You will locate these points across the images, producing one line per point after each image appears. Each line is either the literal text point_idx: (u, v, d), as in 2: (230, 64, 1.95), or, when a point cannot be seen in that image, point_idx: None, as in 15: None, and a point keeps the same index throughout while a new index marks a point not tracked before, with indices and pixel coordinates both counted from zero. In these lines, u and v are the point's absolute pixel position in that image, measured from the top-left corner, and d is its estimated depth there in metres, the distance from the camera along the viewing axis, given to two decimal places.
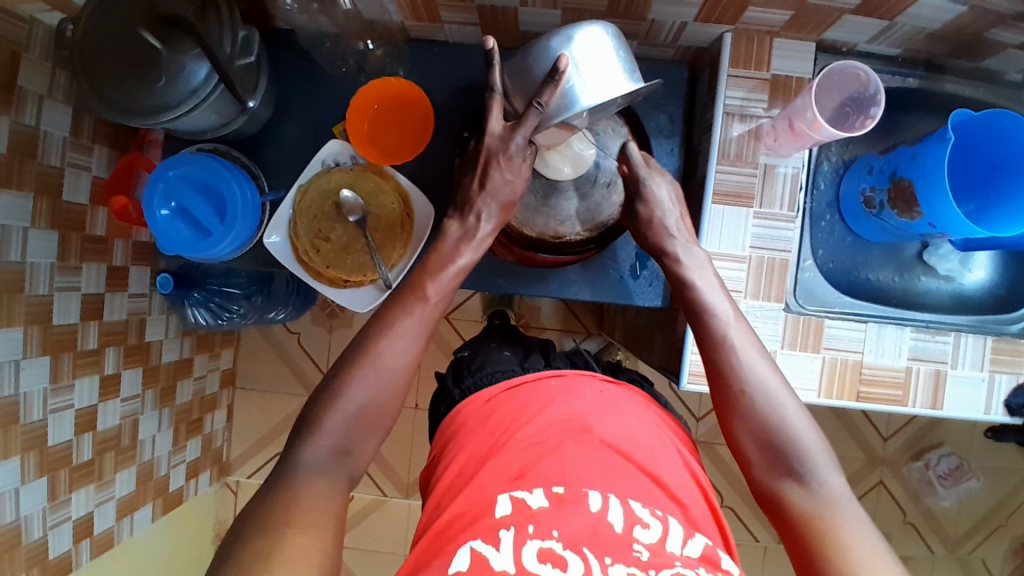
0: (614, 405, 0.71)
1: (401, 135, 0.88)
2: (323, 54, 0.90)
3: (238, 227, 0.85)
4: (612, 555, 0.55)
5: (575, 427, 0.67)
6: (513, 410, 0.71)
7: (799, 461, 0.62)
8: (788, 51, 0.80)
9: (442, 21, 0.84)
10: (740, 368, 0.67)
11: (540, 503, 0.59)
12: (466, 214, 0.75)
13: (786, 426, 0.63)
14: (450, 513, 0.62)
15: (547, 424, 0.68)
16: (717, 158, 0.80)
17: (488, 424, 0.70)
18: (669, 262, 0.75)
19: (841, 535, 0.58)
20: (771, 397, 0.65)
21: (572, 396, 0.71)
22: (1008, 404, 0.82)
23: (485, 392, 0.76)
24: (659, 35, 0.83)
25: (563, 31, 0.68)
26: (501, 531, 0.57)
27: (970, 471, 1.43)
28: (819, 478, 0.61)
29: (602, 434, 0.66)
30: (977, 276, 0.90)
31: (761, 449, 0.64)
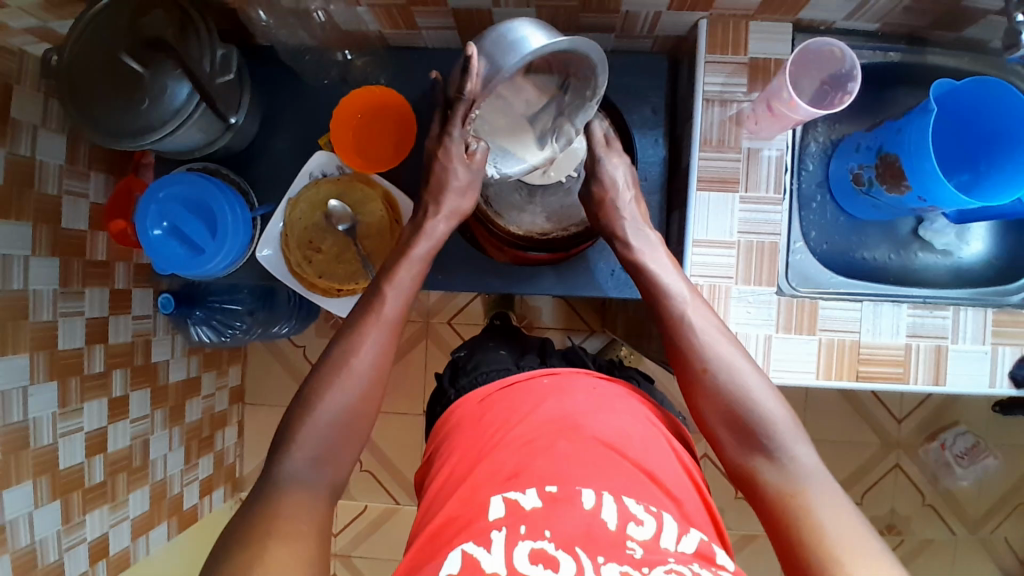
0: (606, 401, 0.71)
1: (385, 142, 0.89)
2: (305, 67, 0.91)
3: (230, 242, 0.86)
4: (605, 554, 0.56)
5: (567, 425, 0.67)
6: (505, 410, 0.70)
7: (765, 433, 0.62)
8: (765, 33, 0.79)
9: (419, 26, 0.85)
10: (700, 347, 0.66)
11: (534, 503, 0.59)
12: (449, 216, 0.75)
13: (751, 401, 0.63)
14: (444, 514, 0.62)
15: (539, 423, 0.67)
16: (699, 144, 0.80)
17: (479, 426, 0.70)
18: (623, 250, 0.75)
19: (815, 508, 0.57)
20: (733, 374, 0.64)
21: (566, 395, 0.71)
22: (1013, 375, 0.81)
23: (479, 391, 0.76)
24: (635, 26, 0.83)
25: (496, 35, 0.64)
26: (494, 532, 0.57)
27: (987, 449, 1.41)
28: (788, 452, 0.61)
29: (595, 431, 0.66)
30: (975, 248, 0.89)
31: (727, 426, 0.63)
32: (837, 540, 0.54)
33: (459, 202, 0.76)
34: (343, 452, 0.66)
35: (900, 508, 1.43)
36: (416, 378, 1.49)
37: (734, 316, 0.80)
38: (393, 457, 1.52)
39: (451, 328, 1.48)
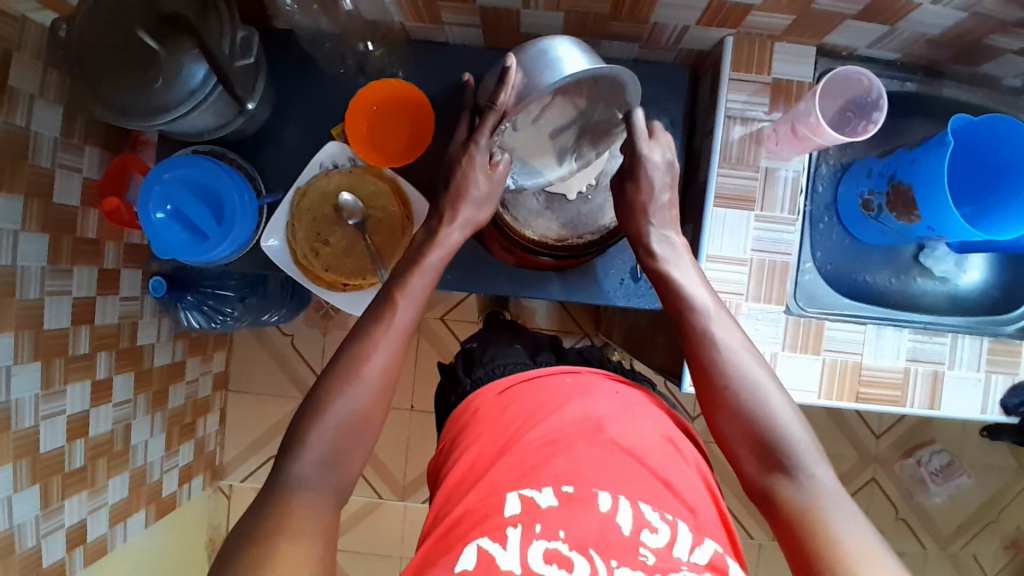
0: (629, 405, 0.72)
1: (399, 137, 0.87)
2: (323, 56, 0.89)
3: (236, 231, 0.84)
4: (618, 558, 0.57)
5: (589, 426, 0.67)
6: (530, 404, 0.71)
7: (786, 453, 0.63)
8: (790, 55, 0.80)
9: (444, 22, 0.83)
10: (723, 364, 0.67)
11: (550, 502, 0.60)
12: (460, 213, 0.74)
13: (772, 419, 0.64)
14: (462, 508, 0.62)
15: (561, 424, 0.67)
16: (719, 161, 0.80)
17: (502, 419, 0.70)
18: (647, 258, 0.75)
19: (832, 525, 0.58)
20: (754, 390, 0.66)
21: (590, 397, 0.71)
22: (1004, 404, 0.83)
23: (499, 383, 0.76)
24: (661, 38, 0.83)
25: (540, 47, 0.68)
26: (509, 529, 0.58)
27: (961, 468, 1.46)
28: (808, 471, 0.62)
29: (614, 434, 0.66)
30: (972, 277, 0.91)
31: (749, 443, 0.65)
32: (852, 554, 0.56)
33: (473, 211, 0.75)
34: (352, 452, 0.65)
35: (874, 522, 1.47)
36: (407, 373, 1.48)
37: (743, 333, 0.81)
38: (379, 452, 1.50)
39: (444, 324, 1.47)
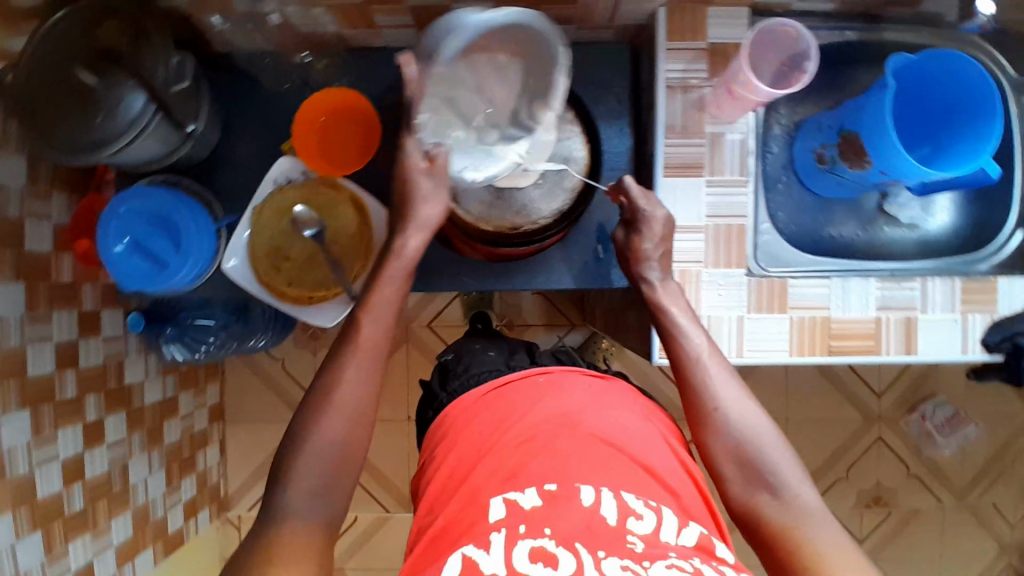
0: (602, 397, 0.71)
1: (347, 145, 0.87)
2: (263, 72, 0.89)
3: (195, 255, 0.85)
4: (606, 548, 0.55)
5: (566, 422, 0.67)
6: (502, 409, 0.71)
7: (771, 473, 0.64)
8: (723, 18, 0.80)
9: (378, 27, 0.84)
10: (714, 388, 0.68)
11: (533, 502, 0.59)
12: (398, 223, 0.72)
13: (760, 441, 0.65)
14: (444, 518, 0.62)
15: (537, 420, 0.68)
16: (664, 131, 0.80)
17: (476, 425, 0.70)
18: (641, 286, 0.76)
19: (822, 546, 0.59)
20: (744, 417, 0.66)
21: (561, 392, 0.71)
22: (984, 342, 0.83)
23: (473, 390, 0.76)
24: (595, 17, 0.83)
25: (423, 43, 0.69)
26: (493, 534, 0.57)
27: (967, 418, 1.44)
28: (793, 491, 0.63)
29: (593, 427, 0.67)
30: (941, 220, 0.91)
31: (736, 465, 0.65)
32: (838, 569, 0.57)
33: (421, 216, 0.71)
34: (324, 465, 0.65)
35: (885, 481, 1.48)
36: (401, 385, 1.48)
37: (706, 300, 0.81)
38: (382, 465, 1.50)
39: (431, 331, 1.47)
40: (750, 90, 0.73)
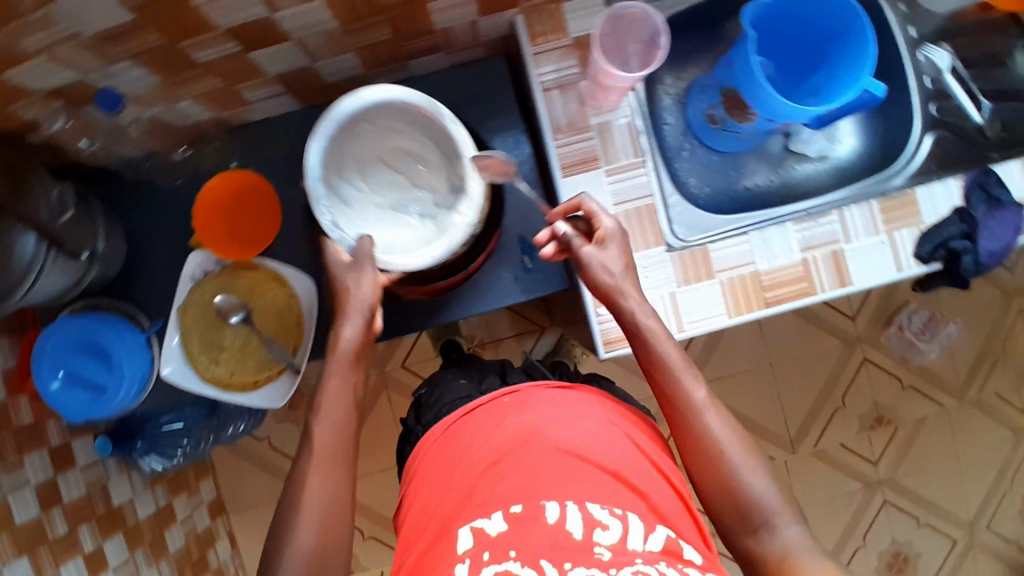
0: (567, 409, 0.71)
1: (252, 222, 0.87)
2: (154, 174, 0.88)
3: (131, 371, 0.85)
4: (572, 560, 0.55)
5: (529, 438, 0.67)
6: (467, 440, 0.71)
7: (760, 516, 0.63)
8: (579, 10, 0.79)
9: (250, 102, 0.84)
10: (702, 426, 0.67)
11: (499, 528, 0.60)
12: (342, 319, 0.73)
13: (750, 481, 0.64)
14: (417, 556, 0.64)
15: (500, 443, 0.68)
16: (552, 134, 0.80)
17: (446, 460, 0.70)
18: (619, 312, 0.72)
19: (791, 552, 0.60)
20: (733, 457, 0.65)
21: (527, 410, 0.71)
22: (918, 255, 0.82)
23: (443, 420, 0.76)
24: (459, 40, 0.84)
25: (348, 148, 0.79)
26: (458, 566, 0.57)
27: (945, 318, 1.48)
28: (785, 533, 0.62)
29: (556, 441, 0.67)
30: (848, 144, 0.92)
31: (727, 506, 0.65)
32: None
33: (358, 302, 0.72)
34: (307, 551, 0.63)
35: (882, 399, 1.50)
36: (391, 432, 1.47)
37: None
38: None
39: (405, 371, 1.46)
40: (612, 82, 0.75)
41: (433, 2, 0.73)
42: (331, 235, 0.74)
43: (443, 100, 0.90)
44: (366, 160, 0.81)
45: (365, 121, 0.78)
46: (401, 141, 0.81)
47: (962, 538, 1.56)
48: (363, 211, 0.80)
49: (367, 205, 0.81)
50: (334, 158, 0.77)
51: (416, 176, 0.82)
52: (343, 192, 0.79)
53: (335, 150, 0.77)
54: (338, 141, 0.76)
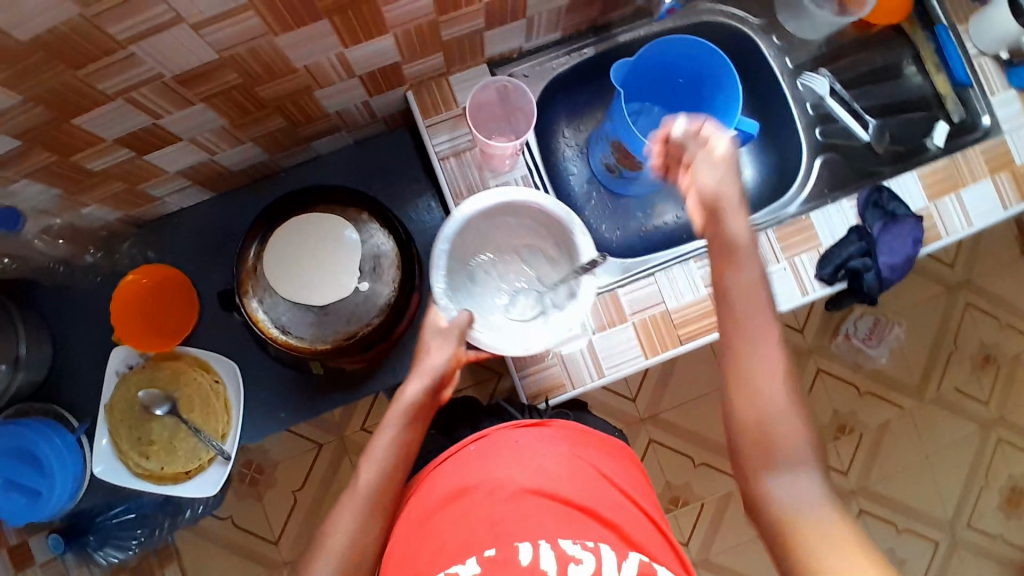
0: (532, 447, 0.70)
1: (170, 314, 0.89)
2: (74, 276, 0.90)
3: (62, 472, 0.86)
4: None
5: (498, 483, 0.66)
6: (439, 489, 0.68)
7: (798, 534, 0.54)
8: (467, 81, 0.83)
9: (158, 197, 0.86)
10: (765, 438, 0.59)
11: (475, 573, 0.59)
12: (413, 376, 0.72)
13: (792, 494, 0.56)
14: None
15: (470, 488, 0.66)
16: (453, 200, 0.82)
17: (422, 513, 0.66)
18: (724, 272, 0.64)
19: (806, 538, 0.54)
20: (785, 464, 0.58)
21: (494, 457, 0.69)
22: (821, 278, 0.84)
23: (416, 477, 0.73)
24: (357, 119, 0.87)
25: (269, 255, 0.82)
26: None
27: (890, 322, 1.51)
28: (833, 555, 0.52)
29: (525, 481, 0.66)
30: (747, 175, 0.95)
31: (776, 531, 0.56)
32: None
33: (432, 360, 0.72)
34: None
35: (841, 407, 1.51)
36: None
37: None
38: None
39: None
40: (491, 151, 0.79)
41: (319, 90, 0.76)
42: (439, 302, 0.75)
43: (352, 174, 0.93)
44: (512, 239, 0.84)
45: (512, 215, 0.80)
46: (532, 239, 0.83)
47: (944, 540, 1.54)
48: (487, 299, 0.83)
49: (494, 293, 0.84)
50: (466, 242, 0.81)
51: (541, 267, 0.84)
52: (475, 270, 0.84)
53: (466, 236, 0.80)
54: (282, 237, 0.82)
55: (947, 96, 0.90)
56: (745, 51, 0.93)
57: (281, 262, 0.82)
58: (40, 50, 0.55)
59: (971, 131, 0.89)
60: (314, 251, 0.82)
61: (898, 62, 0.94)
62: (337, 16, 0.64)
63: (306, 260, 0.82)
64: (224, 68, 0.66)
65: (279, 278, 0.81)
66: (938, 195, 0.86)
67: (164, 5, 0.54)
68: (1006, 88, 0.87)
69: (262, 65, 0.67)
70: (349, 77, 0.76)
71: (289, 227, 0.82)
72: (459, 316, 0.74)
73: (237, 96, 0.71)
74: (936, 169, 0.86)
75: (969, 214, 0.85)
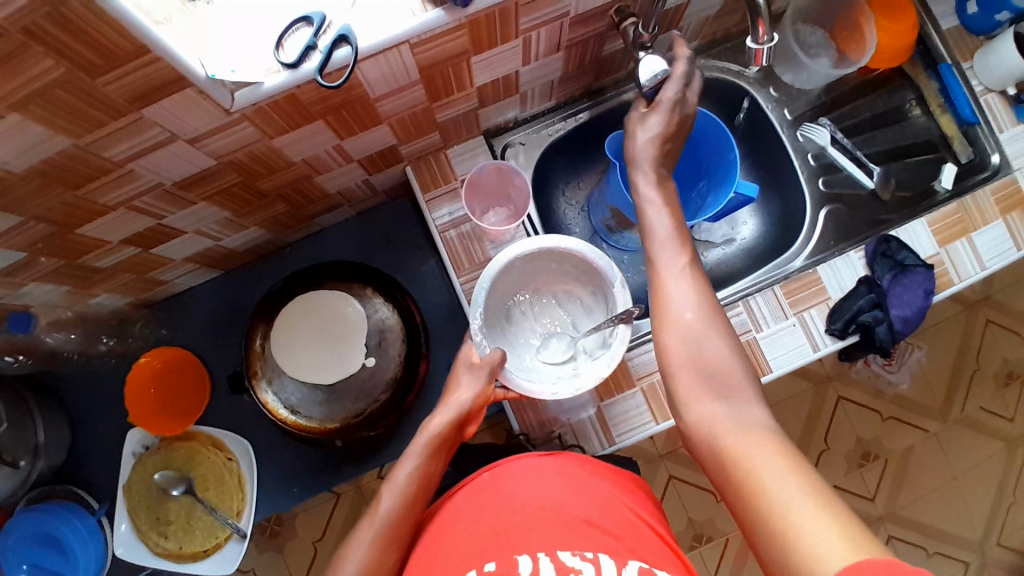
0: (542, 468, 0.68)
1: (182, 395, 0.90)
2: (89, 360, 0.92)
3: (84, 555, 0.86)
4: None
5: (505, 504, 0.65)
6: (451, 513, 0.67)
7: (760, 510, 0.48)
8: (465, 153, 0.83)
9: (166, 281, 0.87)
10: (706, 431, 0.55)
11: None
12: (436, 409, 0.72)
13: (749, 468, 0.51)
14: None
15: (479, 510, 0.65)
16: (455, 272, 0.81)
17: (431, 536, 0.65)
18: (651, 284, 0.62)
19: (803, 532, 0.45)
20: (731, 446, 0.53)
21: (504, 479, 0.68)
22: (831, 332, 0.81)
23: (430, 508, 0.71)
24: (359, 194, 0.87)
25: (274, 329, 0.84)
26: None
27: (910, 345, 1.42)
28: (801, 525, 0.46)
29: (532, 500, 0.64)
30: (748, 229, 0.97)
31: (746, 511, 0.50)
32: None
33: (461, 395, 0.71)
34: None
35: (864, 433, 1.42)
36: None
37: (558, 406, 0.82)
38: None
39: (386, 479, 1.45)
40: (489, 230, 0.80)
41: (319, 176, 0.77)
42: (473, 337, 0.75)
43: (356, 245, 0.94)
44: (550, 283, 0.84)
45: (555, 261, 0.80)
46: (571, 285, 0.82)
47: (974, 561, 1.41)
48: (519, 340, 0.82)
49: (527, 334, 0.83)
50: (508, 282, 0.81)
51: (576, 312, 0.83)
52: (512, 310, 0.83)
53: (509, 276, 0.80)
54: (293, 309, 0.85)
55: (953, 137, 0.89)
56: (740, 103, 0.94)
57: (289, 333, 0.84)
58: (37, 177, 0.56)
59: (980, 170, 0.86)
60: (318, 326, 0.85)
61: (901, 104, 0.92)
62: (330, 115, 0.64)
63: (308, 334, 0.85)
64: (226, 170, 0.66)
65: (284, 349, 0.84)
66: (949, 239, 0.83)
67: (158, 127, 0.55)
68: (1015, 123, 0.85)
69: (260, 164, 0.68)
70: (346, 161, 0.76)
71: (290, 310, 0.85)
72: (492, 354, 0.73)
73: (237, 191, 0.72)
74: (946, 214, 0.83)
75: (981, 256, 0.82)
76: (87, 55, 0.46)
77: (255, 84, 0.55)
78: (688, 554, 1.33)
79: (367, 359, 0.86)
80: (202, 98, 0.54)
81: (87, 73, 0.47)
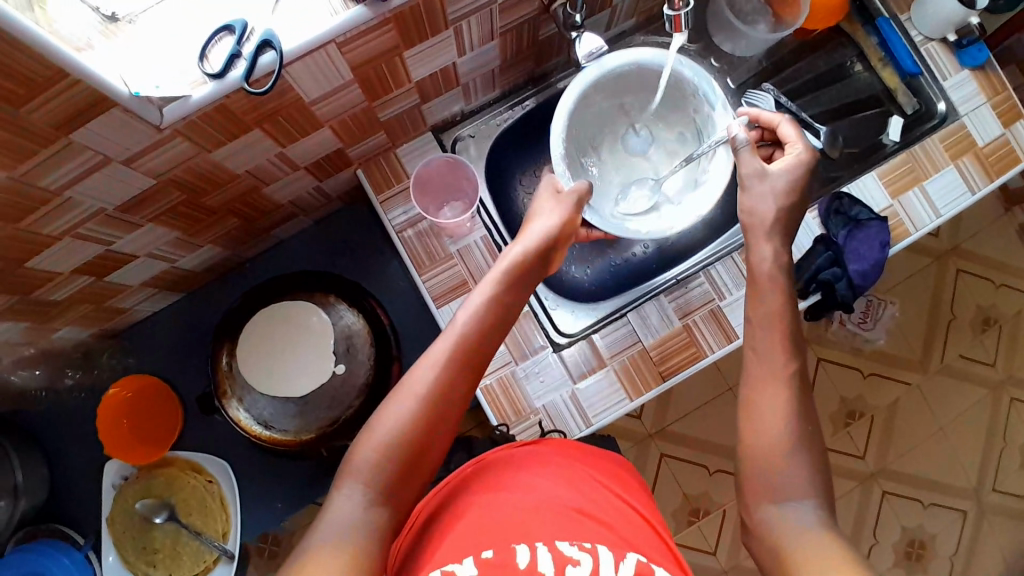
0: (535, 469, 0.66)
1: (155, 421, 0.89)
2: (59, 396, 0.91)
3: None
4: None
5: (499, 502, 0.62)
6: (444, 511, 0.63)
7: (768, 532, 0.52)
8: (413, 152, 0.83)
9: (127, 308, 0.86)
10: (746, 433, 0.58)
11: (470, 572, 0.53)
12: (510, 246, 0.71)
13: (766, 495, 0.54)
14: None
15: (473, 507, 0.62)
16: (415, 270, 0.80)
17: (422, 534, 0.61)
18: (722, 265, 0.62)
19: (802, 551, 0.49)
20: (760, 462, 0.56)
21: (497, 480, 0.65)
22: None
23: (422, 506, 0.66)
24: (313, 201, 0.87)
25: (263, 316, 0.86)
26: None
27: (883, 301, 1.44)
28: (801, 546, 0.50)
29: (526, 498, 0.62)
30: None
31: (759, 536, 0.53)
32: None
33: (545, 221, 0.71)
34: None
35: (848, 393, 1.43)
36: None
37: (533, 393, 0.82)
38: None
39: None
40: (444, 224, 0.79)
41: (267, 186, 0.76)
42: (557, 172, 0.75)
43: (318, 254, 0.93)
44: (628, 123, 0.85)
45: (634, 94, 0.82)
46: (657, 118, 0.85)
47: (972, 509, 1.42)
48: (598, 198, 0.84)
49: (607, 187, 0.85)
50: (591, 115, 0.82)
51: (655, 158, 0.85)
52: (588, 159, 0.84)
53: (577, 121, 0.81)
54: (273, 313, 0.87)
55: (896, 89, 0.90)
56: None
57: (284, 316, 0.87)
58: None
59: (928, 119, 0.87)
60: (303, 319, 0.87)
61: (843, 63, 0.93)
62: (266, 123, 0.64)
63: (294, 326, 0.87)
64: (167, 188, 0.66)
65: (285, 328, 0.86)
66: (901, 190, 0.84)
67: (90, 150, 0.55)
68: (958, 70, 0.85)
69: (204, 179, 0.68)
70: (293, 168, 0.75)
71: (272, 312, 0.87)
72: (578, 185, 0.73)
73: (185, 210, 0.71)
74: (895, 165, 0.84)
75: (934, 204, 0.83)
76: (5, 83, 0.45)
77: (183, 97, 0.54)
78: (687, 530, 1.33)
79: (340, 367, 0.86)
80: (131, 117, 0.53)
81: (9, 102, 0.46)
